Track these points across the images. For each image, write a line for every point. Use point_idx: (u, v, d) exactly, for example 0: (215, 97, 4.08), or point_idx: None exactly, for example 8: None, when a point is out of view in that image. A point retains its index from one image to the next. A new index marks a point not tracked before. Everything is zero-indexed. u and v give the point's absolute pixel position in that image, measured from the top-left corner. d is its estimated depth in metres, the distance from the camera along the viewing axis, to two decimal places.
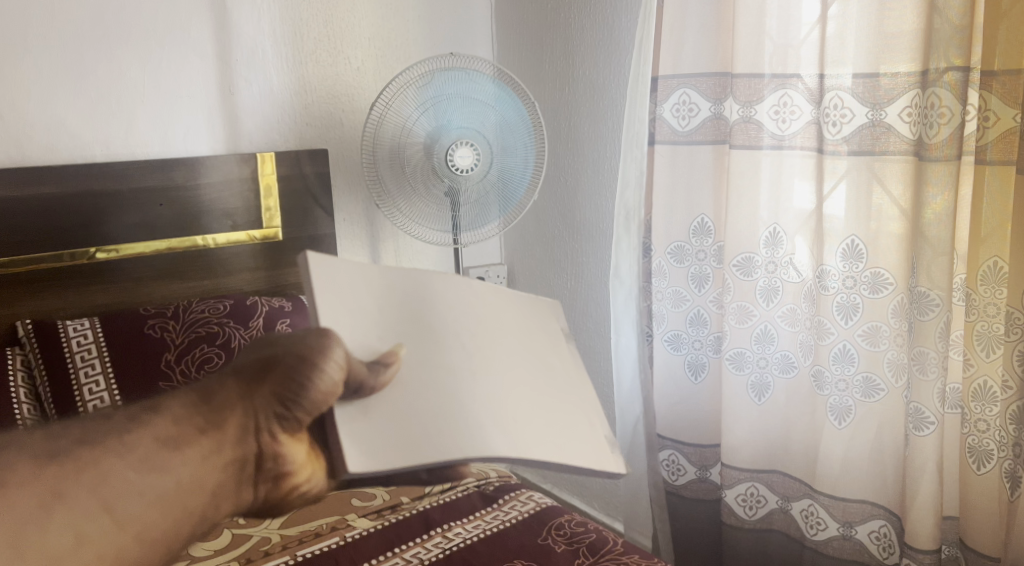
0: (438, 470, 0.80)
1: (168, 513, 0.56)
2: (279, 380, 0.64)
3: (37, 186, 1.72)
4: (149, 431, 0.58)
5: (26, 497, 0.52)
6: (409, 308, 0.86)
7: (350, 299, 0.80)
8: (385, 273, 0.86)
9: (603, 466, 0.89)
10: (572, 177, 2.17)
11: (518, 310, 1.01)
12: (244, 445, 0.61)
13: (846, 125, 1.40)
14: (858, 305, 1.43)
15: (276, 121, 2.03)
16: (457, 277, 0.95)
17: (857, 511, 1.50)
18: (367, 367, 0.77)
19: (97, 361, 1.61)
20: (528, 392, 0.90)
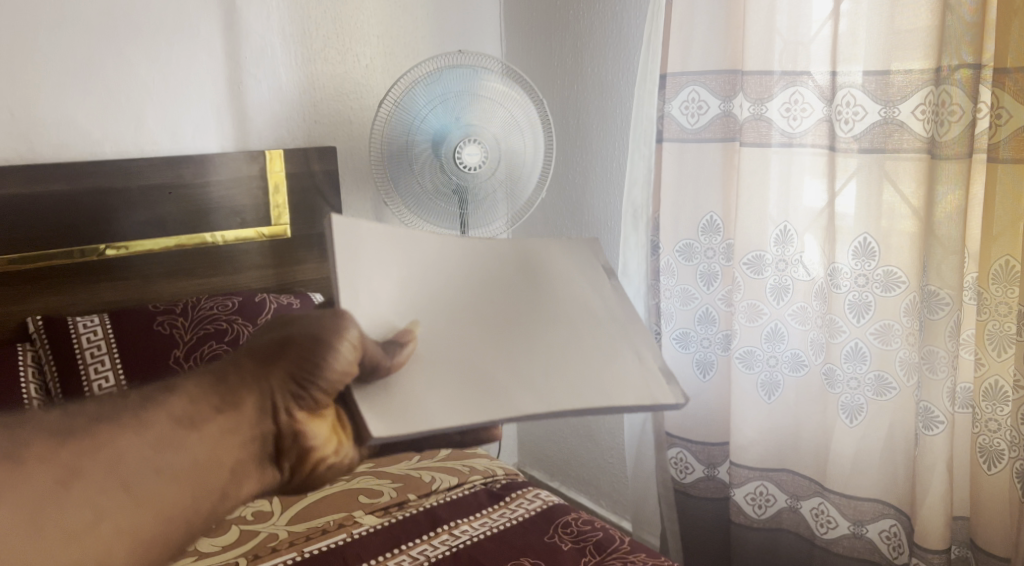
0: (470, 432, 0.84)
1: (187, 490, 0.65)
2: (293, 362, 0.71)
3: (46, 183, 1.72)
4: (164, 410, 0.67)
5: (47, 477, 0.61)
6: (426, 275, 0.84)
7: (374, 268, 0.79)
8: (402, 243, 0.84)
9: (654, 398, 0.82)
10: (580, 174, 2.16)
11: (553, 255, 0.95)
12: (263, 424, 0.70)
13: (858, 123, 1.39)
14: (871, 303, 1.42)
15: (284, 119, 2.03)
16: (464, 244, 0.90)
17: (868, 510, 1.49)
18: (382, 348, 0.75)
19: (107, 357, 1.62)
20: (557, 345, 0.86)
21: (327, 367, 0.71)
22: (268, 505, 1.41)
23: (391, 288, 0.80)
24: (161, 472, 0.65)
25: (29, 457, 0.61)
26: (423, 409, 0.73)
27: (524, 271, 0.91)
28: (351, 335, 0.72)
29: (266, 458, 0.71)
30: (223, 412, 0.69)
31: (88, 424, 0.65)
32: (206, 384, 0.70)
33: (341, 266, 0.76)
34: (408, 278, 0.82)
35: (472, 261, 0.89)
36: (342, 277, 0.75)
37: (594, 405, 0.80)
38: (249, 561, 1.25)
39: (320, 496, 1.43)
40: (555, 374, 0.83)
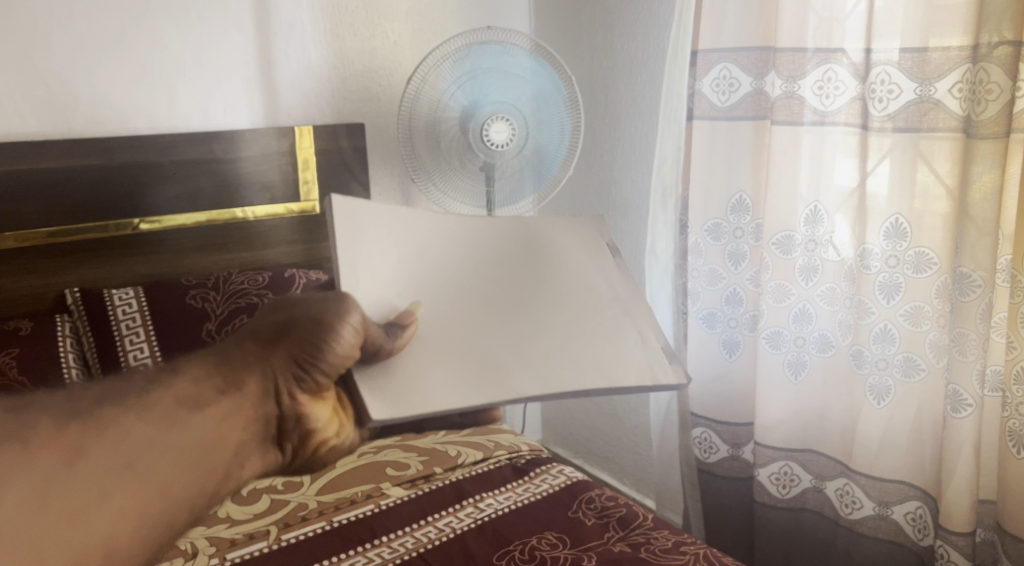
0: (470, 414, 0.94)
1: (192, 470, 0.72)
2: (296, 345, 0.80)
3: (82, 157, 1.75)
4: (170, 391, 0.75)
5: (51, 456, 0.66)
6: (428, 257, 0.90)
7: (374, 250, 0.86)
8: (405, 231, 0.90)
9: (653, 378, 0.89)
10: (608, 152, 2.15)
11: (557, 233, 1.01)
12: (265, 405, 0.79)
13: (892, 101, 1.37)
14: (902, 284, 1.41)
15: (314, 95, 2.04)
16: (466, 229, 0.96)
17: (894, 491, 1.49)
18: (384, 332, 0.81)
19: (142, 329, 1.66)
20: (562, 325, 0.92)
21: (330, 350, 0.79)
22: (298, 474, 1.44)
23: (391, 269, 0.86)
24: (163, 453, 0.71)
25: (34, 439, 0.66)
26: (428, 388, 0.79)
27: (525, 251, 0.97)
28: (353, 321, 0.78)
29: (268, 438, 0.80)
30: (227, 395, 0.77)
31: (93, 406, 0.71)
32: (211, 366, 0.79)
33: (341, 247, 0.82)
34: (409, 261, 0.88)
35: (474, 244, 0.95)
36: (341, 255, 0.82)
37: (595, 384, 0.86)
38: (279, 529, 1.28)
39: (348, 467, 1.46)
40: (558, 354, 0.88)
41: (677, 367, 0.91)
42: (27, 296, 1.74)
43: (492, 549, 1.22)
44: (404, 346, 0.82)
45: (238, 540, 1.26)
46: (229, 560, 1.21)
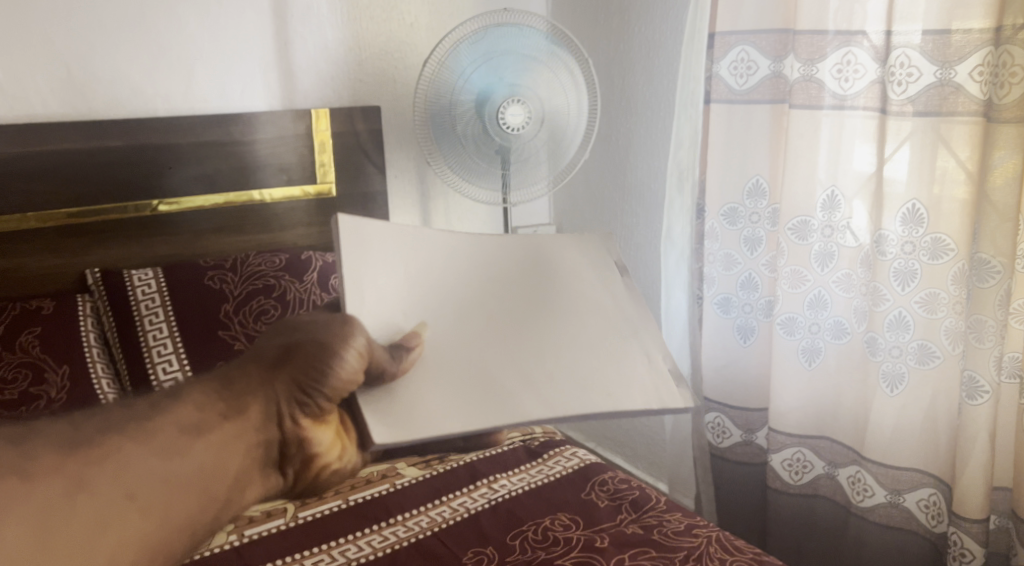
0: (474, 438, 0.90)
1: (190, 499, 0.60)
2: (299, 367, 0.68)
3: (102, 139, 1.77)
4: (171, 418, 0.62)
5: (51, 487, 0.56)
6: (434, 279, 0.91)
7: (379, 268, 0.87)
8: (411, 250, 0.91)
9: (658, 401, 0.90)
10: (624, 136, 2.14)
11: (563, 252, 1.02)
12: (267, 429, 0.65)
13: (912, 84, 1.35)
14: (917, 271, 1.40)
15: (330, 77, 2.04)
16: (470, 250, 0.97)
17: (906, 479, 1.49)
18: (389, 354, 0.81)
19: (160, 310, 1.69)
20: (567, 345, 0.93)
21: (335, 370, 0.71)
22: None
23: (394, 287, 0.86)
24: (163, 479, 0.59)
25: (34, 473, 0.55)
26: (430, 411, 0.79)
27: (531, 272, 0.98)
28: (356, 343, 0.75)
29: (268, 462, 0.66)
30: (227, 419, 0.64)
31: (95, 434, 0.60)
32: (213, 391, 0.65)
33: (348, 264, 0.83)
34: (414, 280, 0.89)
35: (480, 268, 0.96)
36: (347, 272, 0.83)
37: (600, 406, 0.87)
38: (296, 507, 1.30)
39: None
40: (562, 374, 0.89)
41: (683, 389, 0.92)
42: (49, 276, 1.76)
43: (504, 529, 1.23)
44: (411, 365, 0.82)
45: (256, 517, 1.28)
46: (247, 537, 1.23)
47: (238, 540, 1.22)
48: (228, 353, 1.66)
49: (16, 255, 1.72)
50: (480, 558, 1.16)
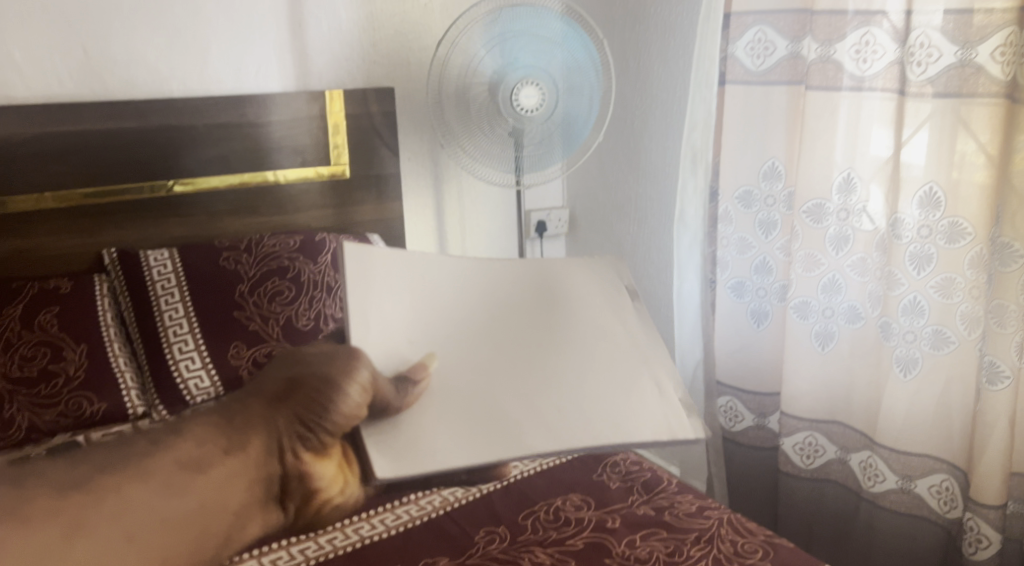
0: (483, 472, 0.80)
1: (184, 538, 0.55)
2: (302, 401, 0.63)
3: (118, 120, 1.78)
4: (169, 453, 0.56)
5: (47, 531, 0.50)
6: (441, 302, 0.88)
7: (383, 292, 0.84)
8: (417, 272, 0.88)
9: (671, 434, 0.86)
10: (639, 119, 2.13)
11: (571, 276, 0.99)
12: (267, 464, 0.60)
13: (932, 65, 1.33)
14: (933, 255, 1.39)
15: (344, 58, 2.03)
16: (478, 271, 0.93)
17: (918, 465, 1.48)
18: (393, 388, 0.79)
19: (176, 290, 1.71)
20: (576, 375, 0.89)
21: (338, 403, 0.66)
22: None
23: (397, 312, 0.84)
24: (162, 521, 0.54)
25: (32, 515, 0.50)
26: (436, 448, 0.76)
27: (541, 298, 0.94)
28: (362, 377, 0.71)
29: (270, 497, 0.60)
30: (231, 454, 0.58)
31: (93, 475, 0.53)
32: (214, 423, 0.58)
33: (349, 290, 0.81)
34: (419, 305, 0.86)
35: (488, 293, 0.92)
36: (351, 302, 0.80)
37: (611, 441, 0.83)
38: None
39: None
40: (572, 408, 0.86)
41: (695, 421, 0.88)
42: (66, 256, 1.78)
43: (516, 509, 1.24)
44: (417, 401, 0.79)
45: None
46: None
47: None
48: (243, 334, 1.68)
49: (35, 234, 1.74)
50: (492, 538, 1.16)
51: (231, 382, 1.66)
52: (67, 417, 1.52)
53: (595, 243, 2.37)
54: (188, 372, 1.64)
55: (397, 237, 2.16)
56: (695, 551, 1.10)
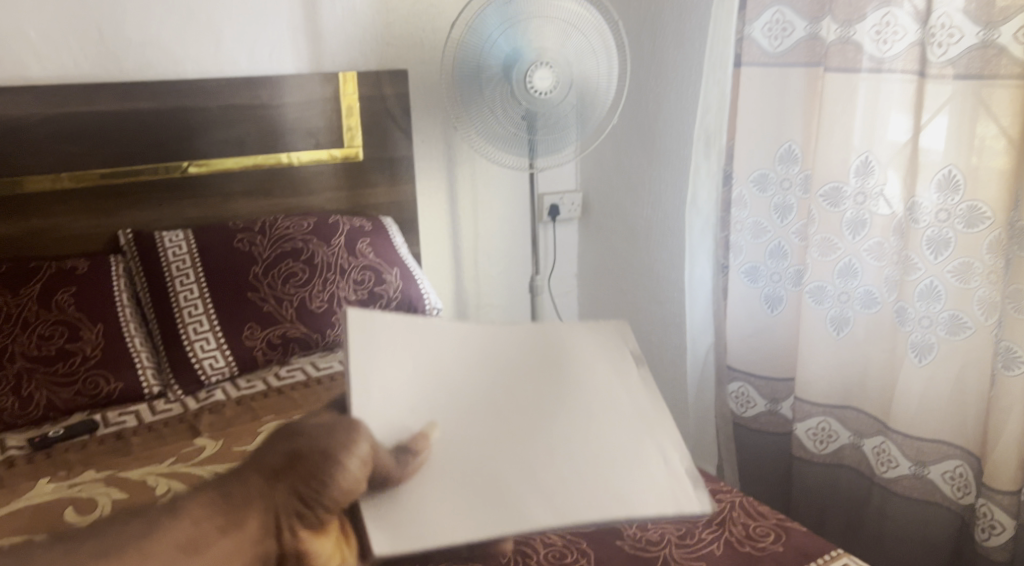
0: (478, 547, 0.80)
1: None
2: (299, 476, 0.70)
3: (133, 101, 1.79)
4: (170, 536, 0.65)
5: None
6: (445, 368, 0.88)
7: (387, 358, 0.86)
8: (422, 340, 0.89)
9: (679, 503, 0.81)
10: (653, 102, 2.12)
11: (579, 341, 0.95)
12: (265, 544, 0.69)
13: (953, 46, 1.31)
14: (951, 239, 1.37)
15: (358, 39, 2.02)
16: (483, 336, 0.93)
17: (931, 451, 1.47)
18: (393, 457, 0.78)
19: (191, 271, 1.72)
20: (580, 443, 0.85)
21: (338, 480, 0.70)
22: None
23: (400, 380, 0.85)
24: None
25: None
26: (429, 522, 0.75)
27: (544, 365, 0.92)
28: (361, 451, 0.72)
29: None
30: (226, 533, 0.67)
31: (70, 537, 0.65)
32: (211, 505, 0.69)
33: (355, 353, 0.84)
34: (421, 370, 0.87)
35: (489, 358, 0.90)
36: (353, 364, 0.83)
37: (616, 515, 0.78)
38: None
39: None
40: (577, 477, 0.82)
41: (702, 494, 0.82)
42: (82, 236, 1.79)
43: None
44: (416, 472, 0.79)
45: None
46: None
47: None
48: (257, 315, 1.71)
49: (51, 215, 1.75)
50: None
51: (246, 362, 1.68)
52: (84, 396, 1.54)
53: (608, 227, 2.36)
54: (203, 353, 1.65)
55: (409, 220, 2.16)
56: (706, 534, 1.10)
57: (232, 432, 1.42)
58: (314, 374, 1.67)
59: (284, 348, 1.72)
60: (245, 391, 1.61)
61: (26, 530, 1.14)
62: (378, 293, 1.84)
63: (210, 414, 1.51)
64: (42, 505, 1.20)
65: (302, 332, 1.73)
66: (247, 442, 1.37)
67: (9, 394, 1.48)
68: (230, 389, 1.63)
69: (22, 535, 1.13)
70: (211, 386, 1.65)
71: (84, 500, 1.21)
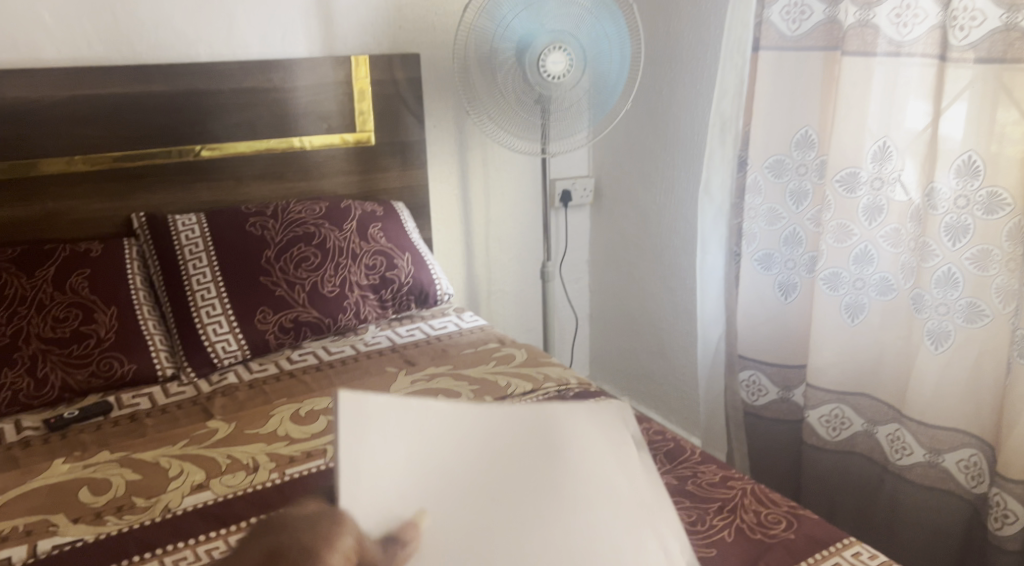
0: None
1: None
2: None
3: (145, 84, 1.78)
4: None
5: None
6: (437, 455, 0.87)
7: (378, 444, 0.85)
8: (416, 420, 0.89)
9: None
10: (667, 87, 2.10)
11: (574, 423, 1.00)
12: None
13: (974, 29, 1.29)
14: (970, 226, 1.35)
15: (371, 23, 2.02)
16: (472, 427, 0.91)
17: (946, 439, 1.46)
18: (383, 545, 0.77)
19: (204, 255, 1.73)
20: (579, 535, 0.85)
21: None
22: None
23: (397, 465, 0.84)
24: None
25: None
26: None
27: (546, 442, 0.94)
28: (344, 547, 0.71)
29: None
30: None
31: None
32: None
33: (348, 450, 0.82)
34: (415, 460, 0.85)
35: (484, 446, 0.90)
36: (348, 451, 0.82)
37: None
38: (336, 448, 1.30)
39: (401, 392, 1.49)
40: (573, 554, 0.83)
41: None
42: (95, 219, 1.79)
43: None
44: (407, 562, 0.77)
45: (296, 457, 1.27)
46: (288, 475, 1.22)
47: (280, 479, 1.21)
48: (269, 299, 1.71)
49: (65, 197, 1.75)
50: None
51: (258, 346, 1.68)
52: (98, 378, 1.55)
53: (620, 213, 2.35)
54: (216, 336, 1.66)
55: (421, 204, 2.15)
56: (718, 521, 1.10)
57: (245, 415, 1.42)
58: (326, 358, 1.68)
59: (296, 332, 1.72)
60: (257, 375, 1.62)
61: (41, 509, 1.15)
62: (389, 278, 1.85)
63: (223, 397, 1.51)
64: (58, 485, 1.21)
65: (314, 316, 1.74)
66: (259, 426, 1.38)
67: (24, 375, 1.49)
68: (243, 372, 1.63)
69: (37, 514, 1.14)
70: (223, 369, 1.65)
71: (98, 481, 1.22)
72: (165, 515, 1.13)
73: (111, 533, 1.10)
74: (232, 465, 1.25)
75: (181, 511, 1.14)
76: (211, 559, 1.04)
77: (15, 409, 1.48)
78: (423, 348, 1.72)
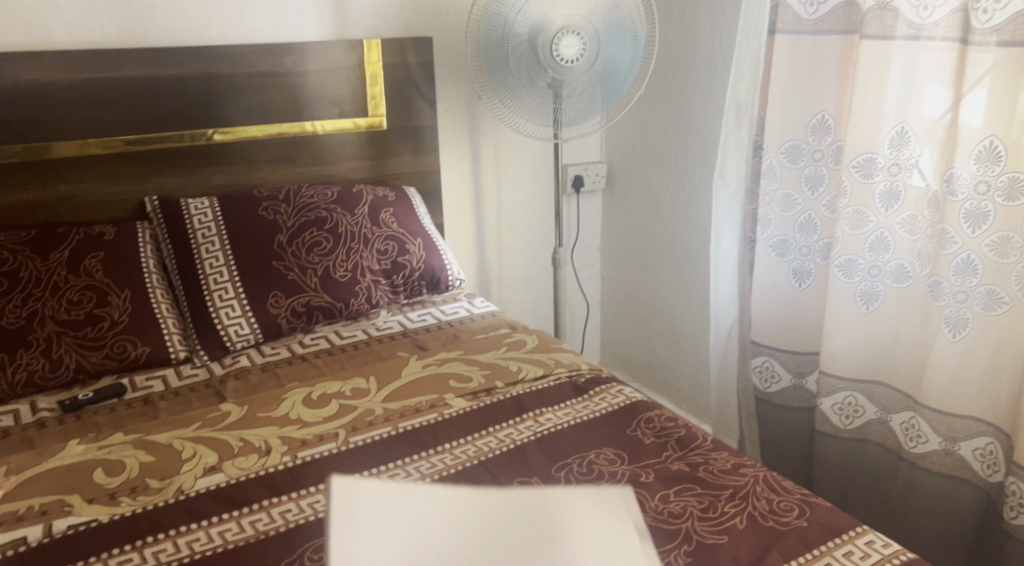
0: None
1: None
2: None
3: (158, 68, 1.78)
4: None
5: None
6: (424, 534, 0.98)
7: (368, 526, 0.99)
8: (408, 509, 1.02)
9: None
10: (681, 72, 2.08)
11: (577, 505, 1.05)
12: None
13: (998, 12, 1.27)
14: (990, 212, 1.34)
15: (383, 7, 2.00)
16: (460, 510, 1.03)
17: (963, 427, 1.45)
18: None
19: (217, 239, 1.73)
20: None
21: None
22: (365, 383, 1.47)
23: (384, 540, 0.96)
24: None
25: None
26: None
27: (535, 517, 1.01)
28: None
29: None
30: None
31: None
32: None
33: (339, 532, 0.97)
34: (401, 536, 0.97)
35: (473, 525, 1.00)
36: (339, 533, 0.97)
37: None
38: (347, 432, 1.30)
39: (413, 377, 1.49)
40: None
41: None
42: (108, 202, 1.80)
43: (549, 460, 1.22)
44: None
45: (308, 441, 1.27)
46: (300, 459, 1.23)
47: (292, 462, 1.22)
48: (281, 283, 1.72)
49: (78, 181, 1.76)
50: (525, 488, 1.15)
51: (270, 330, 1.69)
52: (112, 360, 1.56)
53: (633, 199, 2.34)
54: (228, 319, 1.66)
55: (433, 189, 2.15)
56: (730, 507, 1.09)
57: (257, 398, 1.43)
58: (338, 342, 1.69)
59: (308, 316, 1.73)
60: (269, 358, 1.62)
61: (57, 489, 1.16)
62: (400, 263, 1.85)
63: (236, 380, 1.52)
64: (72, 466, 1.22)
65: (326, 301, 1.74)
66: (271, 409, 1.38)
67: (39, 357, 1.50)
68: (256, 355, 1.64)
69: (52, 494, 1.15)
70: (236, 352, 1.66)
71: (112, 462, 1.23)
72: (179, 497, 1.14)
73: (125, 513, 1.11)
74: (245, 447, 1.26)
75: (194, 492, 1.15)
76: (225, 541, 1.04)
77: (30, 391, 1.49)
78: (434, 334, 1.72)
